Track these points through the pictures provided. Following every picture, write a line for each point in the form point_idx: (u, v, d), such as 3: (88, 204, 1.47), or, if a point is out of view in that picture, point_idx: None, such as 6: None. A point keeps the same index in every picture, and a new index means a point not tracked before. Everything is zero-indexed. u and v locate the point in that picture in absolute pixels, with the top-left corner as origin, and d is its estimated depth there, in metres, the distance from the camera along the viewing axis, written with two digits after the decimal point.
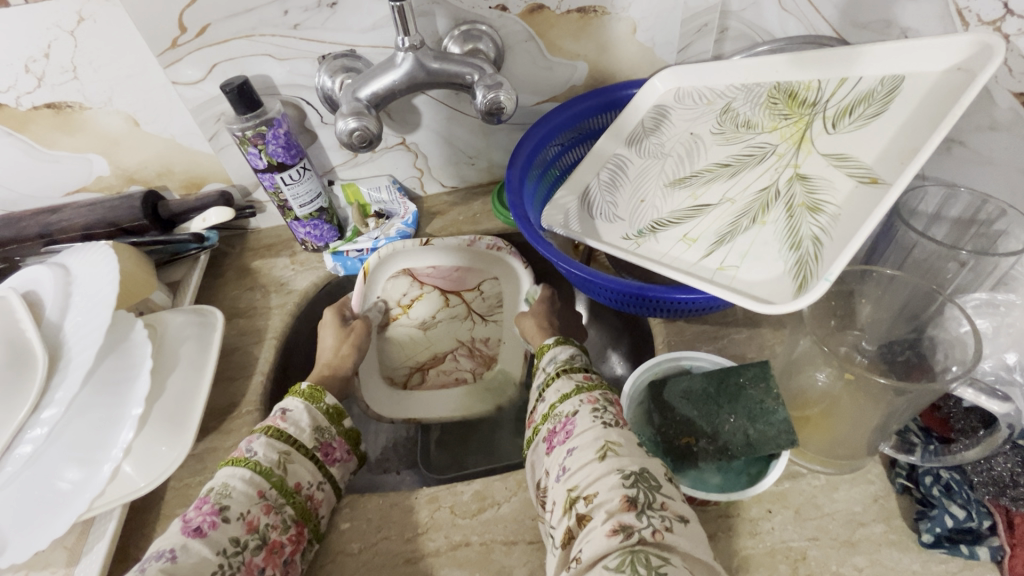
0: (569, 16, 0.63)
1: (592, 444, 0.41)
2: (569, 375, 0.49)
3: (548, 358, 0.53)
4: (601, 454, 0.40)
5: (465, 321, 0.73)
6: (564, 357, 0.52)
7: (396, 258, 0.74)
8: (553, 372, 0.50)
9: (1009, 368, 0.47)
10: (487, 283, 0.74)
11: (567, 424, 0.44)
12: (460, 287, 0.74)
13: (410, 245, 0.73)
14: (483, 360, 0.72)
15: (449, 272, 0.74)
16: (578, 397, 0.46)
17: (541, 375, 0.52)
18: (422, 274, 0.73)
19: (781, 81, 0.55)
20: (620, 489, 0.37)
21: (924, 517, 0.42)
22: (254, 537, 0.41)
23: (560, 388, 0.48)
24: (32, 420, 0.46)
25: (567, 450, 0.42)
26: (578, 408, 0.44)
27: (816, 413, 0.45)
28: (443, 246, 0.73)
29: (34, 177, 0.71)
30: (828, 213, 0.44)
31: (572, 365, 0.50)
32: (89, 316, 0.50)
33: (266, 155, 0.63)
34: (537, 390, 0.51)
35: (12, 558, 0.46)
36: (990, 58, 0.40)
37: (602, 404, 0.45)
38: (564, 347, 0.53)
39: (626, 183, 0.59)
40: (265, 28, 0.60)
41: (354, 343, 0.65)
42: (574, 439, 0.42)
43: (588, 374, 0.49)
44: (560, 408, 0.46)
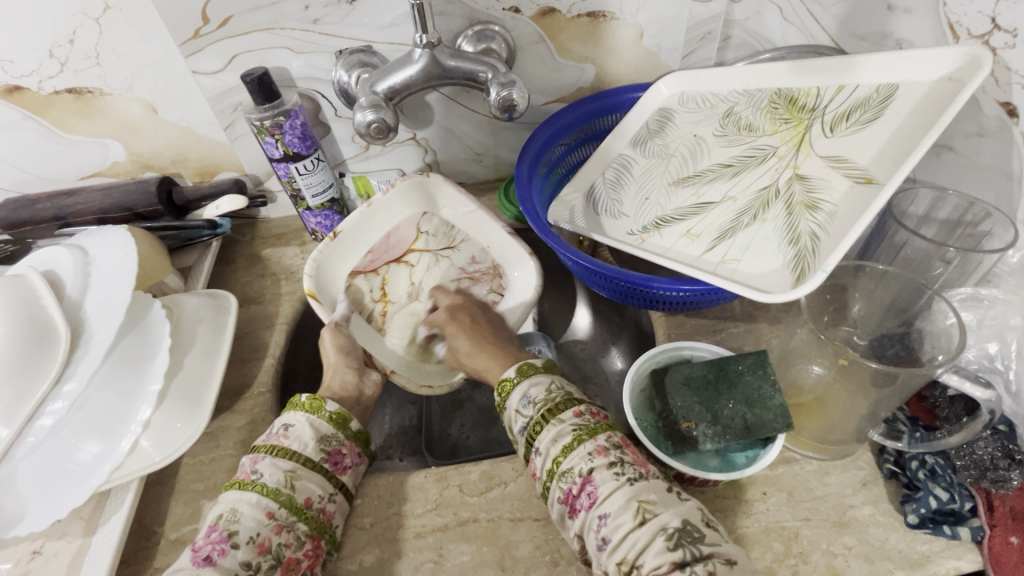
0: (579, 20, 0.65)
1: (627, 508, 0.39)
2: (560, 419, 0.45)
3: (519, 396, 0.48)
4: (639, 518, 0.39)
5: (440, 264, 0.71)
6: (540, 394, 0.48)
7: (328, 270, 0.67)
8: (538, 416, 0.46)
9: (991, 357, 0.49)
10: (422, 222, 0.72)
11: (587, 485, 0.41)
12: (406, 242, 0.71)
13: (325, 249, 0.67)
14: (490, 275, 0.71)
15: (385, 243, 0.71)
16: (586, 448, 0.43)
17: (518, 418, 0.48)
18: (363, 264, 0.69)
19: (782, 87, 0.58)
20: (666, 553, 0.37)
21: (910, 499, 0.44)
22: (266, 558, 0.42)
23: (556, 437, 0.44)
24: (53, 394, 0.47)
25: (597, 517, 0.40)
26: (592, 466, 0.42)
27: (809, 401, 0.48)
28: (355, 226, 0.69)
29: (51, 161, 0.72)
30: (825, 211, 0.47)
31: (554, 402, 0.46)
32: (108, 294, 0.51)
33: (282, 144, 0.65)
34: (522, 436, 0.47)
35: (30, 527, 0.47)
36: (978, 70, 0.43)
37: (617, 456, 0.42)
38: (530, 379, 0.49)
39: (631, 181, 0.62)
40: (285, 22, 0.62)
41: (338, 344, 0.61)
42: (602, 504, 0.40)
43: (579, 410, 0.45)
44: (567, 464, 0.43)
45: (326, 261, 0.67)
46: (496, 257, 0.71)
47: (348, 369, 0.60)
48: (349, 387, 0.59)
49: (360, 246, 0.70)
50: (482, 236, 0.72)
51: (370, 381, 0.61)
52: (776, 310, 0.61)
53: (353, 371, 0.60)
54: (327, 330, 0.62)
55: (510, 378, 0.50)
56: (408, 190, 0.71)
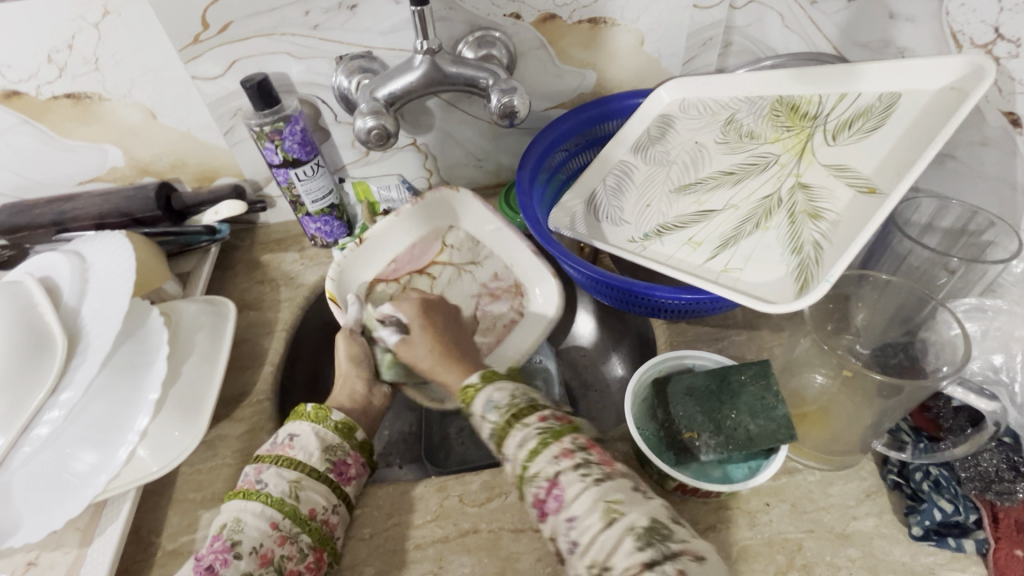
0: (580, 27, 0.65)
1: (595, 510, 0.38)
2: (525, 423, 0.43)
3: (482, 401, 0.46)
4: (608, 519, 0.37)
5: (462, 277, 0.71)
6: (503, 399, 0.45)
7: (349, 276, 0.68)
8: (504, 420, 0.44)
9: (996, 368, 0.49)
10: (448, 236, 0.73)
11: (554, 489, 0.39)
12: (430, 255, 0.72)
13: (348, 255, 0.68)
14: (511, 292, 0.71)
15: (408, 254, 0.71)
16: (552, 452, 0.41)
17: (483, 425, 0.46)
18: (385, 273, 0.70)
19: (783, 94, 0.57)
20: (636, 554, 0.36)
21: (914, 511, 0.44)
22: (269, 570, 0.41)
23: (523, 441, 0.42)
24: (50, 403, 0.46)
25: (567, 520, 0.38)
26: (559, 468, 0.40)
27: (813, 411, 0.48)
28: (379, 234, 0.69)
29: (49, 165, 0.72)
30: (829, 220, 0.47)
31: (517, 407, 0.44)
32: (105, 302, 0.51)
33: (282, 150, 0.64)
34: (489, 441, 0.45)
35: (25, 538, 0.46)
36: (982, 79, 0.43)
37: (583, 457, 0.41)
38: (495, 384, 0.47)
39: (632, 188, 0.61)
40: (286, 28, 0.62)
41: (351, 352, 0.61)
42: (570, 506, 0.39)
43: (544, 414, 0.44)
44: (534, 468, 0.41)
45: (349, 267, 0.68)
46: (519, 274, 0.71)
47: (358, 378, 0.60)
48: (356, 397, 0.59)
49: (383, 256, 0.70)
50: (506, 252, 0.72)
51: (378, 393, 0.61)
52: (778, 318, 0.61)
53: (362, 382, 0.60)
54: (342, 334, 0.62)
55: (474, 384, 0.48)
56: (434, 203, 0.71)
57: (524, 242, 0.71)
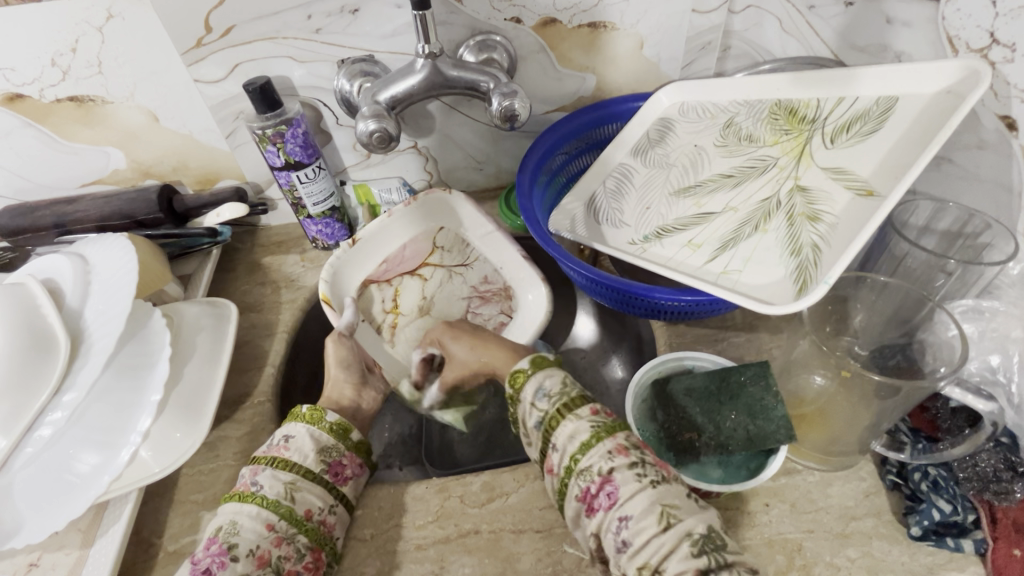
0: (580, 31, 0.66)
1: (651, 512, 0.38)
2: (578, 415, 0.44)
3: (534, 388, 0.48)
4: (663, 524, 0.38)
5: (452, 280, 0.73)
6: (555, 387, 0.47)
7: (343, 278, 0.69)
8: (555, 410, 0.45)
9: (993, 369, 0.50)
10: (438, 235, 0.74)
11: (607, 485, 0.40)
12: (421, 256, 0.73)
13: (345, 256, 0.69)
14: (500, 296, 0.72)
15: (400, 255, 0.72)
16: (605, 447, 0.42)
17: (532, 411, 0.47)
18: (378, 273, 0.71)
19: (782, 98, 0.58)
20: (691, 559, 0.36)
21: (913, 511, 0.44)
22: (266, 570, 0.42)
23: (574, 433, 0.43)
24: (53, 404, 0.46)
25: (619, 520, 0.39)
26: (613, 465, 0.41)
27: (812, 411, 0.48)
28: (373, 236, 0.70)
29: (51, 168, 0.72)
30: (826, 223, 0.47)
31: (571, 397, 0.46)
32: (108, 304, 0.51)
33: (284, 153, 0.65)
34: (538, 430, 0.46)
35: (27, 539, 0.47)
36: (978, 83, 0.44)
37: (637, 455, 0.42)
38: (546, 371, 0.49)
39: (632, 191, 0.62)
40: (288, 32, 0.62)
41: (339, 357, 0.61)
42: (624, 505, 0.39)
43: (595, 407, 0.45)
44: (585, 462, 0.42)
45: (343, 266, 0.69)
46: (508, 278, 0.72)
47: (346, 382, 0.60)
48: (346, 403, 0.59)
49: (376, 255, 0.71)
50: (495, 256, 0.72)
51: (368, 395, 0.61)
52: (777, 320, 0.61)
53: (351, 386, 0.60)
54: (331, 339, 0.62)
55: (524, 370, 0.50)
56: (429, 205, 0.72)
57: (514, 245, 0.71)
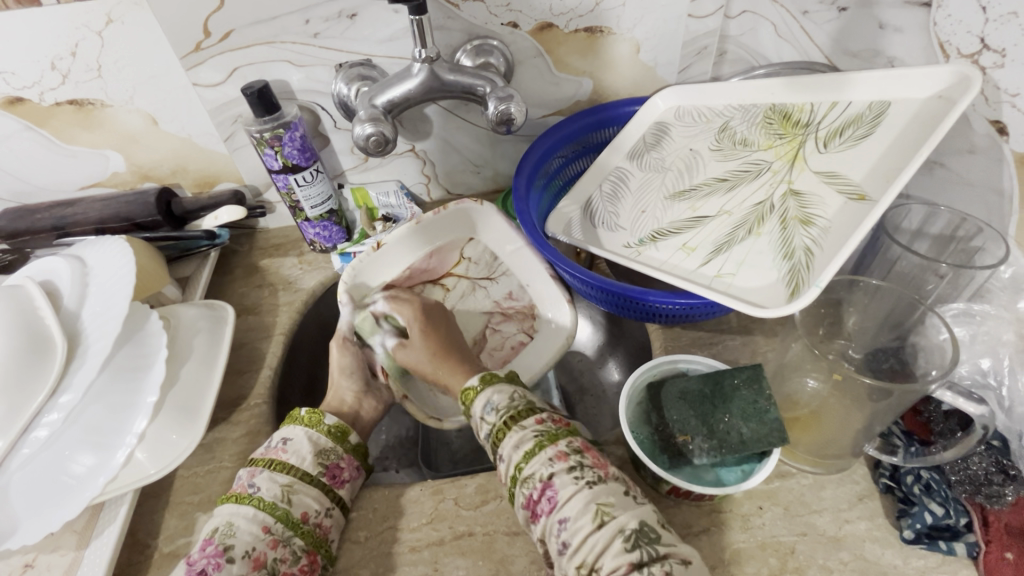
0: (576, 35, 0.66)
1: (586, 512, 0.39)
2: (522, 425, 0.44)
3: (481, 404, 0.48)
4: (598, 521, 0.38)
5: (475, 292, 0.71)
6: (503, 401, 0.47)
7: (365, 278, 0.68)
8: (501, 422, 0.45)
9: (984, 372, 0.50)
10: (466, 247, 0.71)
11: (547, 489, 0.41)
12: (446, 266, 0.71)
13: (366, 259, 0.67)
14: (523, 314, 0.70)
15: (425, 264, 0.70)
16: (546, 454, 0.42)
17: (481, 425, 0.47)
18: (399, 279, 0.69)
19: (776, 103, 0.58)
20: (624, 555, 0.37)
21: (906, 514, 0.44)
22: (262, 572, 0.42)
23: (518, 443, 0.44)
24: (49, 406, 0.47)
25: (558, 522, 0.39)
26: (552, 470, 0.41)
27: (805, 415, 0.48)
28: (399, 242, 0.68)
29: (51, 171, 0.72)
30: (819, 226, 0.48)
31: (516, 410, 0.46)
32: (104, 306, 0.51)
33: (282, 156, 0.65)
34: (487, 442, 0.46)
35: (22, 540, 0.47)
36: (969, 88, 0.44)
37: (577, 460, 0.42)
38: (494, 387, 0.48)
39: (628, 195, 0.62)
40: (286, 36, 0.63)
41: (342, 364, 0.62)
42: (562, 508, 0.40)
43: (541, 417, 0.45)
44: (528, 469, 0.42)
45: (365, 269, 0.68)
46: (535, 296, 0.70)
47: (348, 389, 0.61)
48: (345, 407, 0.60)
49: (401, 260, 0.69)
50: (522, 272, 0.70)
51: (368, 404, 0.61)
52: (772, 323, 0.61)
53: (351, 393, 0.61)
54: (335, 343, 0.63)
55: (473, 387, 0.49)
56: (455, 216, 0.70)
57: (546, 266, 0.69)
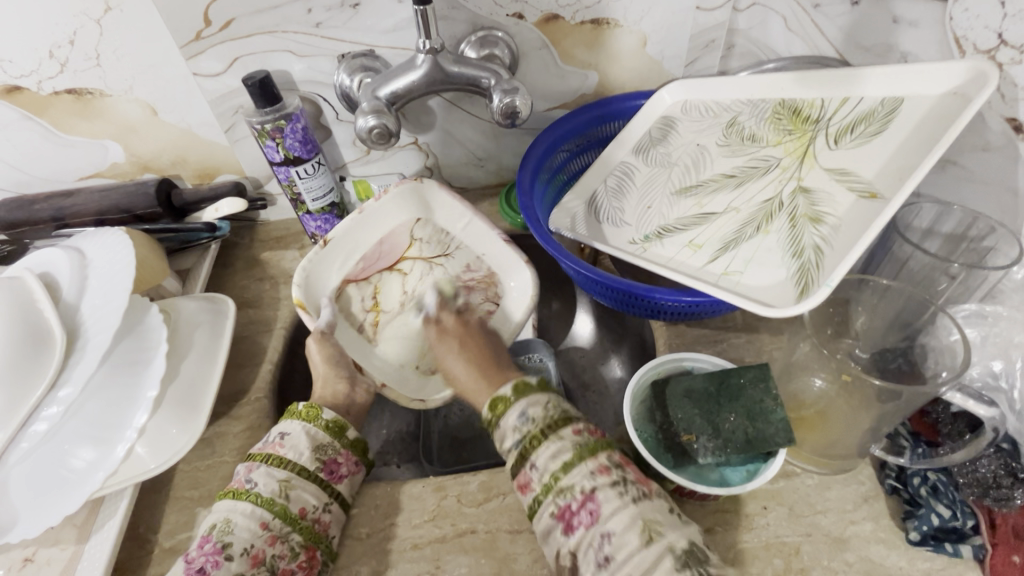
0: (583, 27, 0.65)
1: (632, 528, 0.38)
2: (560, 436, 0.43)
3: (515, 414, 0.45)
4: (645, 538, 0.38)
5: (434, 271, 0.69)
6: (538, 412, 0.45)
7: (317, 280, 0.66)
8: (537, 431, 0.43)
9: (995, 375, 0.50)
10: (415, 227, 0.71)
11: (588, 503, 0.40)
12: (400, 249, 0.70)
13: (315, 258, 0.66)
14: (485, 284, 0.69)
15: (378, 250, 0.70)
16: (588, 466, 0.41)
17: (511, 434, 0.45)
18: (353, 271, 0.68)
19: (786, 97, 0.57)
20: (675, 574, 0.37)
21: (912, 516, 0.44)
22: (260, 569, 0.42)
23: (556, 453, 0.42)
24: (48, 399, 0.46)
25: (601, 535, 0.39)
26: (595, 484, 0.41)
27: (811, 414, 0.48)
28: (347, 232, 0.68)
29: (49, 160, 0.71)
30: (829, 224, 0.47)
31: (554, 419, 0.44)
32: (104, 298, 0.50)
33: (283, 148, 0.64)
34: (514, 452, 0.44)
35: (22, 534, 0.46)
36: (985, 84, 0.44)
37: (619, 476, 0.41)
38: (528, 397, 0.46)
39: (633, 190, 0.61)
40: (288, 26, 0.62)
41: (327, 354, 0.60)
42: (605, 522, 0.39)
43: (579, 428, 0.44)
44: (568, 481, 0.41)
45: (316, 270, 0.66)
46: (491, 265, 0.70)
47: (340, 380, 0.59)
48: (340, 396, 0.58)
49: (351, 254, 0.69)
50: (476, 245, 0.70)
51: (361, 391, 0.60)
52: (778, 321, 0.61)
53: (344, 382, 0.59)
54: (314, 340, 0.60)
55: (507, 396, 0.46)
56: (405, 194, 0.71)
57: (500, 235, 0.69)
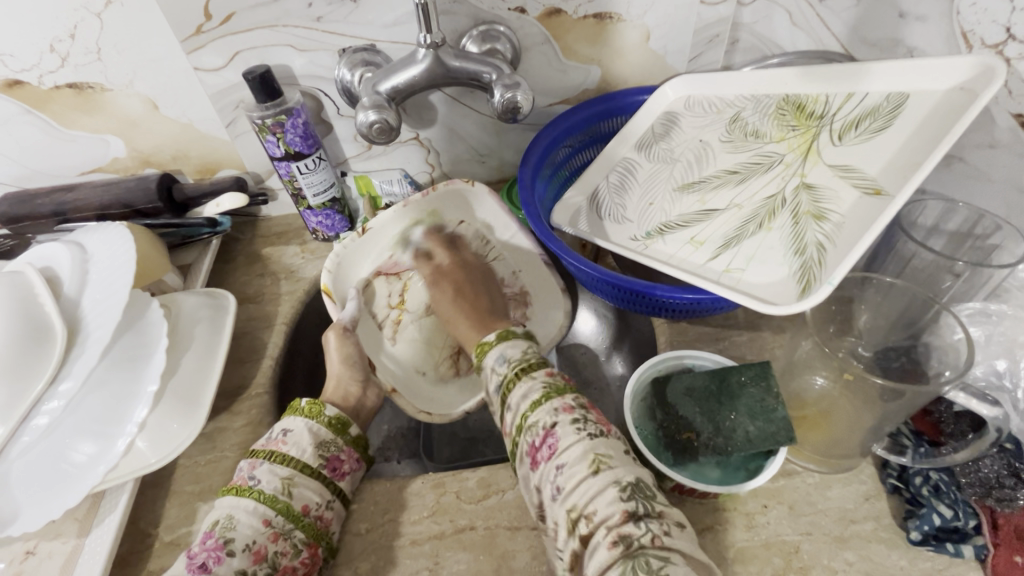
0: (585, 22, 0.64)
1: (583, 459, 0.39)
2: (531, 376, 0.45)
3: (494, 356, 0.48)
4: (594, 468, 0.38)
5: None
6: (515, 354, 0.47)
7: (347, 268, 0.67)
8: (512, 373, 0.46)
9: (1000, 374, 0.49)
10: (459, 228, 0.72)
11: (549, 437, 0.40)
12: (435, 253, 0.70)
13: (349, 246, 0.67)
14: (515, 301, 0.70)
15: (413, 249, 0.70)
16: (552, 404, 0.42)
17: (493, 376, 0.47)
18: (387, 266, 0.69)
19: (790, 93, 0.57)
20: (619, 503, 0.36)
21: (913, 515, 0.44)
22: (263, 566, 0.42)
23: (527, 393, 0.44)
24: (49, 394, 0.46)
25: (556, 468, 0.39)
26: (557, 420, 0.41)
27: (813, 413, 0.48)
28: (383, 226, 0.69)
29: (51, 155, 0.72)
30: (832, 221, 0.47)
31: (528, 362, 0.46)
32: (105, 293, 0.50)
33: (284, 143, 0.64)
34: (497, 394, 0.47)
35: (22, 528, 0.47)
36: (992, 80, 0.43)
37: (581, 414, 0.41)
38: (509, 341, 0.49)
39: (635, 186, 0.61)
40: (288, 20, 0.61)
41: (345, 354, 0.60)
42: (561, 455, 0.39)
43: (551, 370, 0.45)
44: (534, 418, 0.42)
45: (348, 258, 0.67)
46: (527, 282, 0.70)
47: (352, 381, 0.59)
48: (350, 398, 0.58)
49: (386, 248, 0.69)
50: (514, 257, 0.71)
51: (372, 393, 0.60)
52: (779, 319, 0.60)
53: (356, 383, 0.59)
54: (335, 335, 0.61)
55: (489, 340, 0.50)
56: (445, 197, 0.70)
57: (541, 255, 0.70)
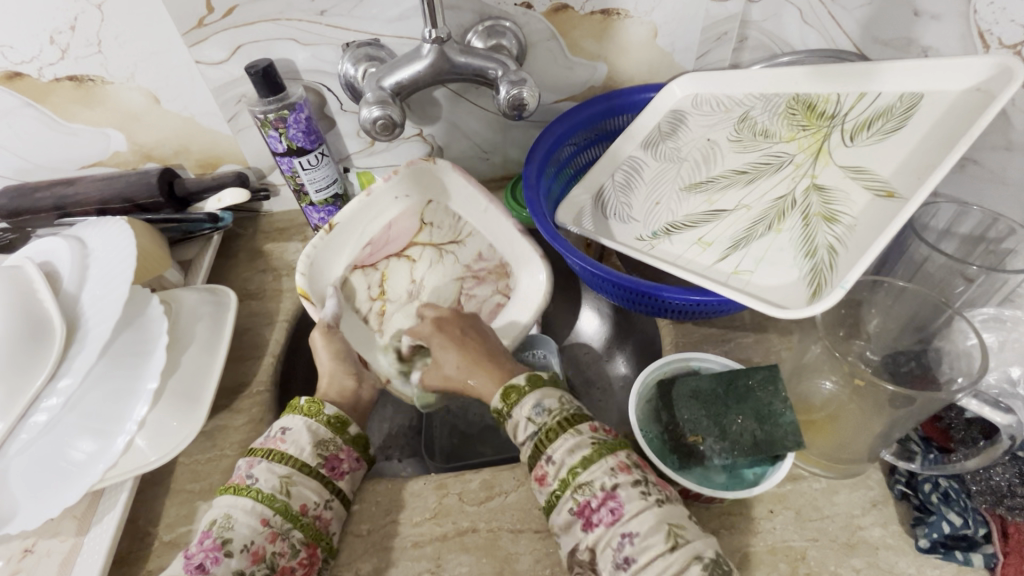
0: (592, 18, 0.64)
1: (657, 531, 0.38)
2: (578, 430, 0.44)
3: (530, 405, 0.46)
4: (670, 543, 0.38)
5: (443, 259, 0.69)
6: (554, 404, 0.46)
7: (320, 267, 0.65)
8: (554, 423, 0.44)
9: (1012, 381, 0.48)
10: (425, 211, 0.69)
11: (609, 500, 0.40)
12: (408, 235, 0.69)
13: (320, 245, 0.64)
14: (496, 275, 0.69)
15: (385, 234, 0.68)
16: (608, 463, 0.42)
17: (524, 425, 0.46)
18: (359, 258, 0.67)
19: (800, 92, 0.56)
20: None
21: (922, 522, 0.43)
22: (261, 566, 0.41)
23: (574, 447, 0.43)
24: (48, 390, 0.46)
25: (621, 535, 0.39)
26: (616, 481, 0.41)
27: (821, 418, 0.47)
28: (354, 219, 0.66)
29: (51, 148, 0.71)
30: (844, 224, 0.46)
31: (569, 415, 0.45)
32: (104, 289, 0.50)
33: (286, 138, 0.63)
34: (528, 442, 0.45)
35: (21, 525, 0.46)
36: (1010, 81, 0.42)
37: (641, 475, 0.41)
38: (542, 390, 0.47)
39: (640, 186, 0.60)
40: (292, 13, 0.60)
41: (334, 349, 0.59)
42: (627, 521, 0.39)
43: (595, 425, 0.44)
44: (586, 476, 0.41)
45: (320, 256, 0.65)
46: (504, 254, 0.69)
47: (345, 376, 0.58)
48: (346, 392, 0.57)
49: (359, 240, 0.67)
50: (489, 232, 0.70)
51: (367, 387, 0.60)
52: (787, 321, 0.60)
53: (351, 378, 0.58)
54: (320, 333, 0.59)
55: (519, 385, 0.47)
56: (410, 181, 0.67)
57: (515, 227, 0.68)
